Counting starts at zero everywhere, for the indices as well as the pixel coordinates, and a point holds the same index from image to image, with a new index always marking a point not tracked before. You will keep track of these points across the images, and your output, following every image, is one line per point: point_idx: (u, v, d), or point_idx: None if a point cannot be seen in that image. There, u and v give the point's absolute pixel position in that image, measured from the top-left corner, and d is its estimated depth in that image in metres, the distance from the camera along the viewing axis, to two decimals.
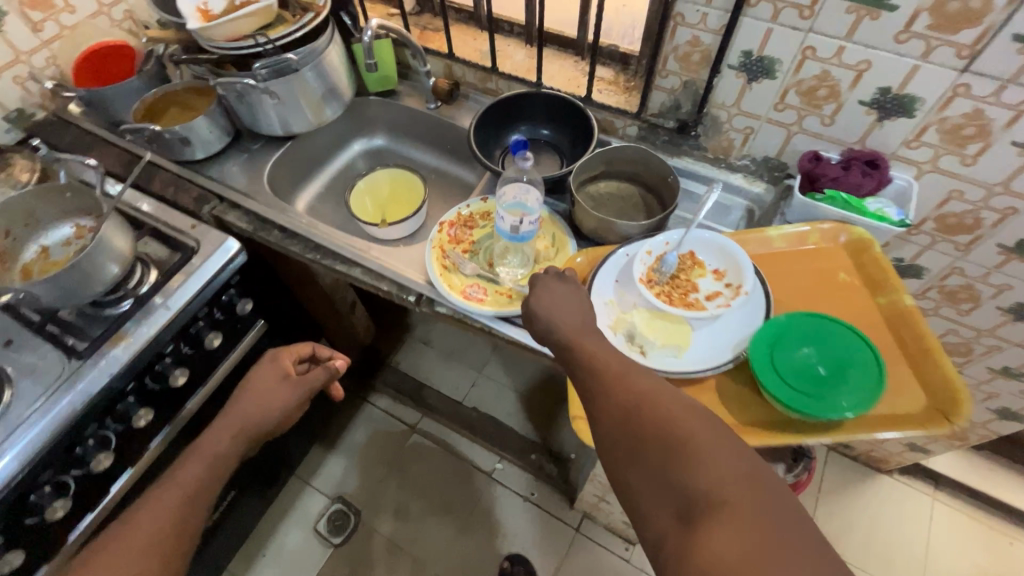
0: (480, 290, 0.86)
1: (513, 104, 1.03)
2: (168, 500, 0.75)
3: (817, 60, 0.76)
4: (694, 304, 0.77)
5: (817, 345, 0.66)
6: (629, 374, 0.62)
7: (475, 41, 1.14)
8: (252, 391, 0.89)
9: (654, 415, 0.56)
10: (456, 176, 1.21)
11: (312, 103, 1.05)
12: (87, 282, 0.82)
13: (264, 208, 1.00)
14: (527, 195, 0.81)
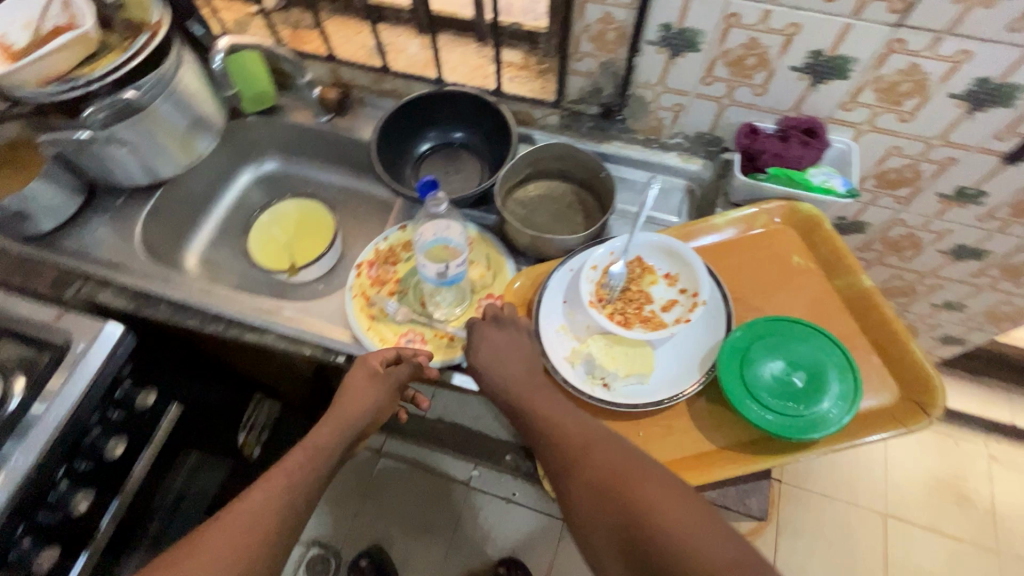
0: (416, 338, 0.76)
1: (415, 109, 0.89)
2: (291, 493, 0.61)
3: (743, 27, 0.68)
4: (651, 320, 0.71)
5: (785, 351, 0.63)
6: (585, 430, 0.61)
7: (358, 35, 0.98)
8: (352, 392, 0.70)
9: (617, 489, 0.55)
10: (367, 193, 1.07)
11: (175, 141, 0.88)
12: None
13: (144, 280, 0.84)
14: (448, 229, 0.70)
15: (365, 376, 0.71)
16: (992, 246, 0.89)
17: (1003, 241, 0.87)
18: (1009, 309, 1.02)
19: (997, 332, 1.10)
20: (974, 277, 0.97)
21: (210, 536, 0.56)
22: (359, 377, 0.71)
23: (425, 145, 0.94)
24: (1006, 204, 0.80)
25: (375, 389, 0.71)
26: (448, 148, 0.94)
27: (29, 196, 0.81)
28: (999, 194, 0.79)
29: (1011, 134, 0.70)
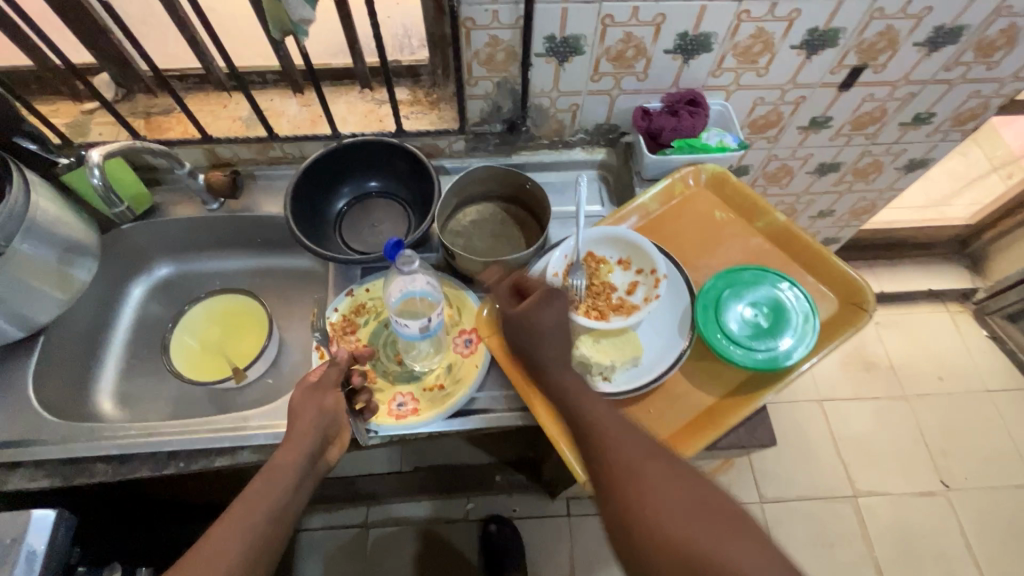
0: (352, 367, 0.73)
1: (320, 169, 0.85)
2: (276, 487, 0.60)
3: (618, 25, 0.74)
4: (625, 306, 0.75)
5: (746, 294, 0.71)
6: (651, 450, 0.57)
7: (226, 108, 0.90)
8: (302, 408, 0.66)
9: (669, 502, 0.53)
10: (283, 269, 0.99)
11: (48, 277, 0.75)
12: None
13: (61, 444, 0.71)
14: (414, 281, 0.72)
15: (307, 395, 0.67)
16: (845, 157, 1.06)
17: (852, 151, 1.04)
18: (867, 203, 1.22)
19: (861, 223, 1.32)
20: (837, 186, 1.15)
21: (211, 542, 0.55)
22: (312, 395, 0.67)
23: (340, 203, 0.90)
24: (847, 122, 0.96)
25: (328, 399, 0.67)
26: (365, 199, 0.91)
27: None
28: (841, 115, 0.94)
29: (841, 67, 0.84)
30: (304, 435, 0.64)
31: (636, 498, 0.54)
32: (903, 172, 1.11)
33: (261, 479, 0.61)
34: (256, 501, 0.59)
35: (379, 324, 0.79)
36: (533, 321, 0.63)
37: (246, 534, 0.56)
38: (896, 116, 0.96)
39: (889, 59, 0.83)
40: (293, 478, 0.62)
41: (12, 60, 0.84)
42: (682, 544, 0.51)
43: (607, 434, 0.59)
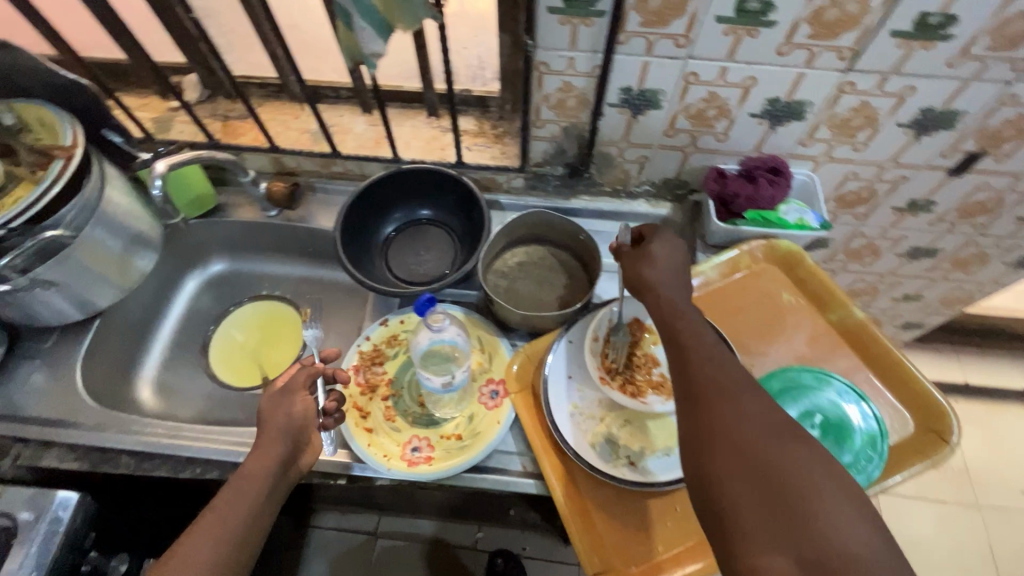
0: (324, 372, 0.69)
1: (375, 192, 0.85)
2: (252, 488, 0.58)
3: (702, 84, 0.69)
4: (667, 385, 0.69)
5: (799, 390, 0.66)
6: (731, 374, 0.52)
7: (297, 119, 0.92)
8: (273, 414, 0.62)
9: (768, 445, 0.46)
10: (327, 281, 1.00)
11: (111, 267, 0.78)
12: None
13: (93, 430, 0.74)
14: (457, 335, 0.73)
15: (280, 396, 0.64)
16: (943, 244, 0.94)
17: (953, 239, 0.93)
18: (962, 293, 1.09)
19: (951, 313, 1.18)
20: (929, 272, 1.03)
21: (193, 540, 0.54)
22: (287, 397, 0.64)
23: (389, 227, 0.89)
24: (953, 209, 0.85)
25: (297, 400, 0.64)
26: (416, 225, 0.90)
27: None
28: (947, 201, 0.84)
29: (954, 151, 0.74)
30: (275, 440, 0.61)
31: (731, 433, 0.47)
32: (1011, 268, 0.98)
33: (233, 487, 0.58)
34: (225, 508, 0.56)
35: (407, 359, 0.77)
36: (636, 271, 0.62)
37: (217, 541, 0.54)
38: (1013, 210, 0.84)
39: (1016, 148, 0.73)
40: (264, 482, 0.59)
41: (111, 54, 0.89)
42: (759, 472, 0.45)
43: (698, 369, 0.52)
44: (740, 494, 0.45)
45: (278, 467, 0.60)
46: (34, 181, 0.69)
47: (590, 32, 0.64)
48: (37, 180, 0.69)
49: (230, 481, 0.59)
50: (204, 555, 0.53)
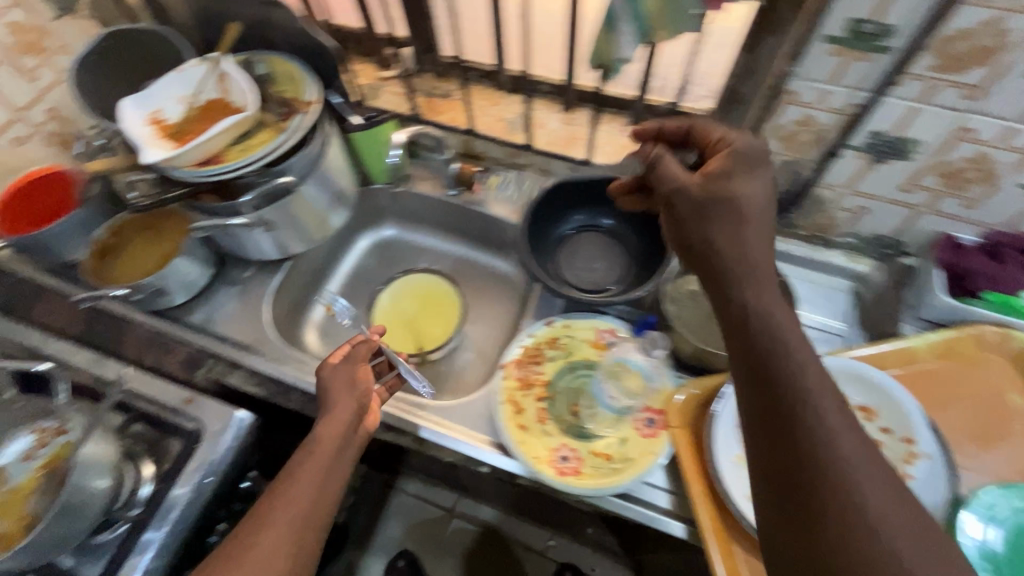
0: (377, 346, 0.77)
1: (564, 192, 0.84)
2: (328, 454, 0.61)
3: (976, 142, 0.60)
4: None
5: (992, 523, 0.57)
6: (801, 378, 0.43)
7: (495, 106, 0.93)
8: (334, 380, 0.69)
9: (848, 472, 0.40)
10: (483, 266, 1.02)
11: (313, 220, 0.85)
12: (78, 513, 0.62)
13: (273, 364, 0.80)
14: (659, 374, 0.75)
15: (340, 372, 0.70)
16: None
17: None
18: None
19: None
20: None
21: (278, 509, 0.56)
22: (342, 369, 0.71)
23: (569, 227, 0.88)
24: None
25: (348, 367, 0.71)
26: (593, 232, 0.88)
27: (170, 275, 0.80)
28: None
29: None
30: (343, 408, 0.66)
31: (798, 453, 0.41)
32: None
33: (303, 452, 0.61)
34: (304, 473, 0.59)
35: (567, 365, 0.76)
36: (704, 233, 0.51)
37: (299, 504, 0.56)
38: None
39: None
40: (333, 446, 0.62)
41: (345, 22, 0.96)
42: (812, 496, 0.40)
43: (767, 353, 0.45)
44: (777, 506, 0.42)
45: (342, 431, 0.64)
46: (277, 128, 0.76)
47: (864, 67, 0.58)
48: (280, 129, 0.76)
49: (302, 448, 0.62)
50: (290, 516, 0.55)
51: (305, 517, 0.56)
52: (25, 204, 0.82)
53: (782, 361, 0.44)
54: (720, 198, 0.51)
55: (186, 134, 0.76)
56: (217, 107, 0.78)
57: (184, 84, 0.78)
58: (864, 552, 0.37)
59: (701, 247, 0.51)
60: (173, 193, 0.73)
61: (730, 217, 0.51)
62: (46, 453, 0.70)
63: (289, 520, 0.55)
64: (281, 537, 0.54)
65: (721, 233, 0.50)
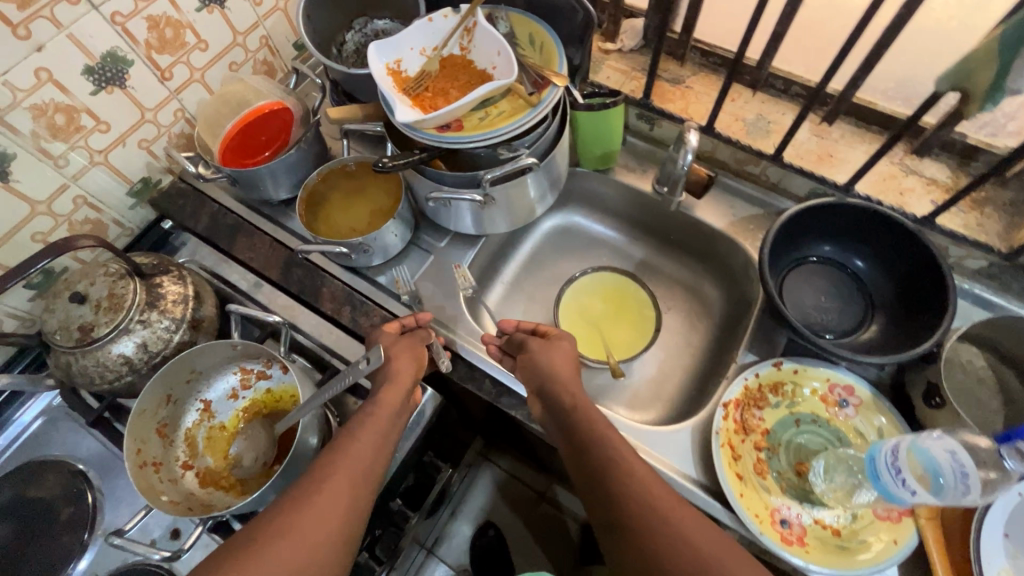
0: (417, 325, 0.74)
1: (806, 216, 0.74)
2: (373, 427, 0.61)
3: None
4: None
5: None
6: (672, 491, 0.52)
7: (734, 103, 0.84)
8: (388, 349, 0.68)
9: (637, 511, 0.50)
10: (673, 275, 0.93)
11: (524, 207, 0.78)
12: (298, 469, 0.63)
13: (465, 340, 0.78)
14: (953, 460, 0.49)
15: (391, 339, 0.70)
16: None
17: None
18: None
19: None
20: None
21: (337, 466, 0.56)
22: (382, 338, 0.70)
23: (814, 257, 0.78)
24: None
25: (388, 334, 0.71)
26: (826, 269, 0.78)
27: (378, 237, 0.76)
28: None
29: None
30: (405, 376, 0.66)
31: (626, 493, 0.52)
32: None
33: (368, 414, 0.62)
34: (363, 439, 0.59)
35: (789, 416, 0.69)
36: (534, 357, 0.66)
37: (355, 464, 0.57)
38: None
39: None
40: (392, 413, 0.63)
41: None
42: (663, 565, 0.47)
43: (599, 464, 0.55)
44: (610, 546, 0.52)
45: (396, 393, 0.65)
46: (524, 100, 0.69)
47: None
48: (526, 104, 0.69)
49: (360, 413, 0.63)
50: (351, 474, 0.56)
51: (355, 481, 0.56)
52: (244, 137, 0.81)
53: (590, 436, 0.57)
54: (556, 354, 0.67)
55: (423, 90, 0.71)
56: (457, 66, 0.73)
57: (428, 35, 0.72)
58: None
59: (539, 384, 0.65)
60: (413, 155, 0.68)
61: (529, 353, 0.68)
62: (248, 396, 0.71)
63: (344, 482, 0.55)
64: (340, 494, 0.54)
65: (546, 370, 0.64)
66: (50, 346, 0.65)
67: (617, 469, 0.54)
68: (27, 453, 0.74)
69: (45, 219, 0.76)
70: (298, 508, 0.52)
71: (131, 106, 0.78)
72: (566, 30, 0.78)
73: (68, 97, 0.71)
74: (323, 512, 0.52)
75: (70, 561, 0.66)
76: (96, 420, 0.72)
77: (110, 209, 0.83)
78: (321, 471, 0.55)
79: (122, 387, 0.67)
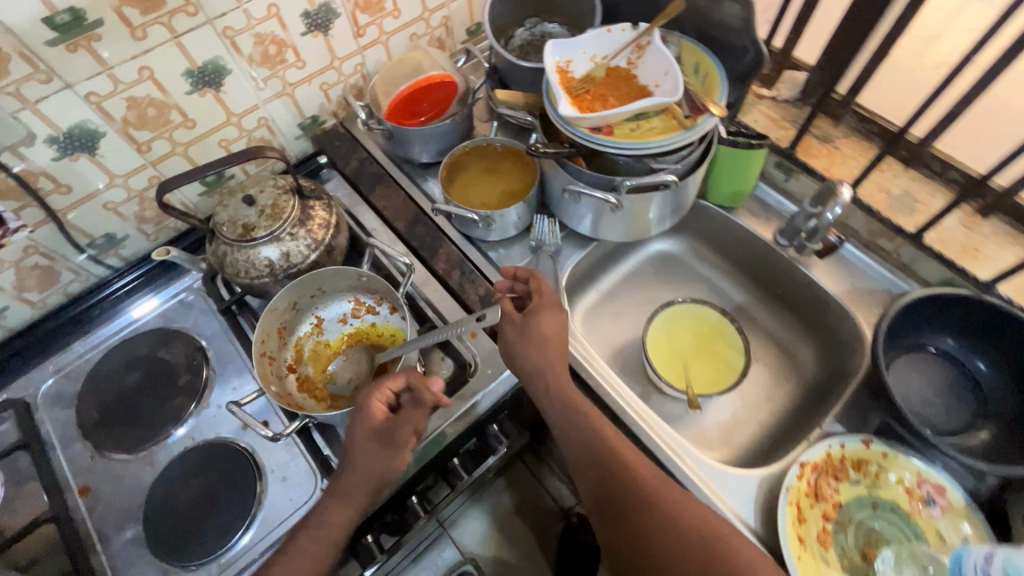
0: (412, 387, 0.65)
1: (933, 299, 0.71)
2: (350, 490, 0.63)
3: None
4: None
5: None
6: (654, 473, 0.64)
7: (882, 174, 0.83)
8: (360, 438, 0.63)
9: (624, 494, 0.62)
10: (769, 328, 0.92)
11: (644, 223, 0.81)
12: None
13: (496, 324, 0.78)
14: None
15: (371, 429, 0.63)
16: None
17: None
18: None
19: None
20: None
21: (311, 533, 0.63)
22: (364, 422, 0.63)
23: (931, 347, 0.75)
24: None
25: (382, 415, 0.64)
26: (941, 365, 0.74)
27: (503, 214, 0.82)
28: None
29: None
30: (370, 468, 0.63)
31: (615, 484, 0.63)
32: None
33: (341, 486, 0.63)
34: (321, 523, 0.63)
35: (867, 496, 0.67)
36: (514, 335, 0.70)
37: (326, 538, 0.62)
38: None
39: None
40: (371, 485, 0.63)
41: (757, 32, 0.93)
42: (652, 532, 0.60)
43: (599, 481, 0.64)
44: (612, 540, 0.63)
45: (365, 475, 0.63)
46: (677, 122, 0.72)
47: None
48: (679, 125, 0.72)
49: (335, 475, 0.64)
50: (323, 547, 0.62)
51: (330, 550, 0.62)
52: (408, 102, 0.90)
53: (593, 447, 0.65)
54: (530, 342, 0.69)
55: (584, 91, 0.76)
56: (620, 77, 0.77)
57: (601, 43, 0.77)
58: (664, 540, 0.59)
59: (525, 371, 0.69)
60: (563, 149, 0.74)
61: (517, 332, 0.70)
62: (356, 324, 0.79)
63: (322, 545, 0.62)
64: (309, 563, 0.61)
65: (527, 360, 0.69)
66: (215, 235, 0.75)
67: (633, 482, 0.63)
68: (167, 319, 0.86)
69: (232, 130, 0.88)
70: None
71: (325, 51, 0.89)
72: (731, 65, 0.81)
73: (283, 32, 0.82)
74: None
75: (178, 420, 0.76)
76: (226, 308, 0.82)
77: (280, 134, 0.95)
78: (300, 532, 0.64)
79: (259, 286, 0.76)
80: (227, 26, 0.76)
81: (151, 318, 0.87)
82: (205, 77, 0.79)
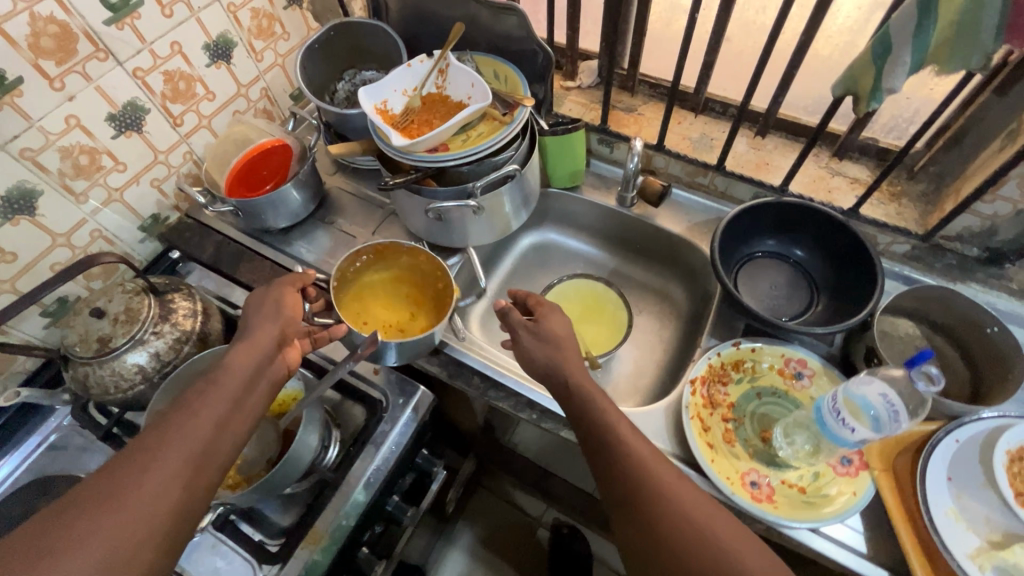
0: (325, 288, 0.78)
1: (749, 212, 0.83)
2: (238, 377, 0.59)
3: None
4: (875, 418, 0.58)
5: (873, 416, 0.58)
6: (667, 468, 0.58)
7: (680, 124, 0.96)
8: (256, 315, 0.67)
9: (640, 483, 0.56)
10: (642, 281, 1.02)
11: (503, 219, 0.88)
12: (300, 463, 0.68)
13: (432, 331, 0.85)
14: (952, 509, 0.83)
15: (268, 299, 0.70)
16: None
17: None
18: None
19: None
20: None
21: (182, 427, 0.53)
22: (269, 297, 0.70)
23: (759, 252, 0.88)
24: None
25: (286, 318, 0.68)
26: (774, 263, 0.87)
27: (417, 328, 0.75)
28: None
29: None
30: (264, 341, 0.64)
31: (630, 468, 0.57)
32: None
33: (220, 372, 0.59)
34: (202, 415, 0.55)
35: (752, 389, 0.76)
36: (519, 333, 0.72)
37: (199, 437, 0.53)
38: None
39: None
40: (257, 362, 0.62)
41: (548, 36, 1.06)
42: (655, 513, 0.54)
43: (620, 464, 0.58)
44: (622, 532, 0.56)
45: (253, 376, 0.61)
46: (499, 121, 0.80)
47: None
48: (501, 123, 0.80)
49: (203, 379, 0.59)
50: (194, 452, 0.52)
51: (197, 463, 0.52)
52: (247, 172, 0.91)
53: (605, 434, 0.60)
54: (547, 342, 0.70)
55: (409, 123, 0.82)
56: (436, 101, 0.84)
57: (408, 77, 0.83)
58: (669, 525, 0.53)
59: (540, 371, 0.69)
60: (409, 177, 0.78)
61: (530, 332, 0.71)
62: None
63: (186, 450, 0.52)
64: (178, 466, 0.50)
65: (544, 357, 0.69)
66: (69, 359, 0.71)
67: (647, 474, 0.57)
68: (40, 470, 0.78)
69: (64, 251, 0.83)
70: (112, 496, 0.47)
71: (144, 148, 0.88)
72: (529, 69, 0.91)
73: (90, 139, 0.80)
74: (139, 507, 0.47)
75: None
76: (105, 435, 0.76)
77: (121, 243, 0.91)
78: (161, 438, 0.52)
79: (137, 396, 0.73)
80: (24, 147, 0.73)
81: (16, 475, 0.78)
82: (15, 205, 0.75)
